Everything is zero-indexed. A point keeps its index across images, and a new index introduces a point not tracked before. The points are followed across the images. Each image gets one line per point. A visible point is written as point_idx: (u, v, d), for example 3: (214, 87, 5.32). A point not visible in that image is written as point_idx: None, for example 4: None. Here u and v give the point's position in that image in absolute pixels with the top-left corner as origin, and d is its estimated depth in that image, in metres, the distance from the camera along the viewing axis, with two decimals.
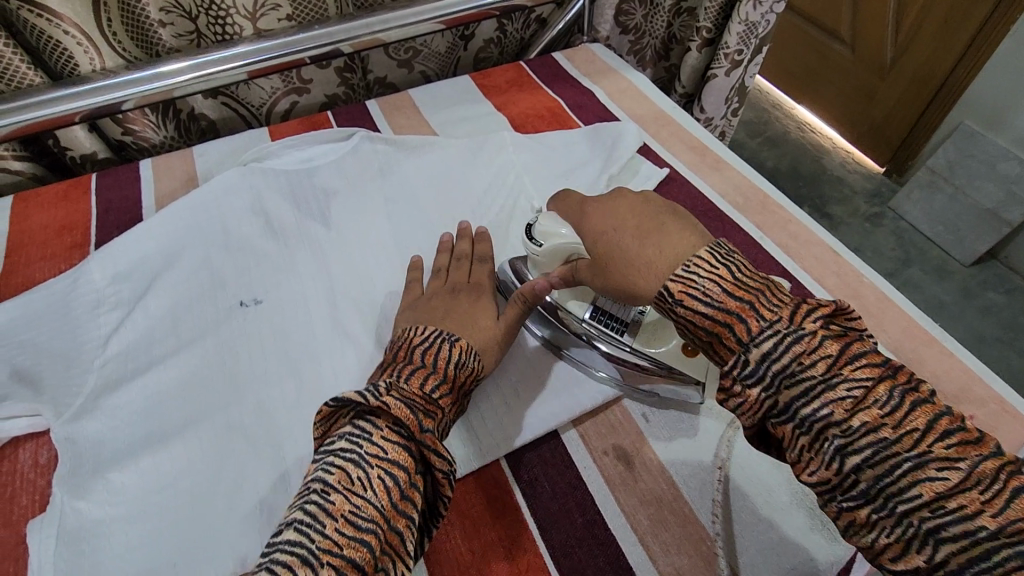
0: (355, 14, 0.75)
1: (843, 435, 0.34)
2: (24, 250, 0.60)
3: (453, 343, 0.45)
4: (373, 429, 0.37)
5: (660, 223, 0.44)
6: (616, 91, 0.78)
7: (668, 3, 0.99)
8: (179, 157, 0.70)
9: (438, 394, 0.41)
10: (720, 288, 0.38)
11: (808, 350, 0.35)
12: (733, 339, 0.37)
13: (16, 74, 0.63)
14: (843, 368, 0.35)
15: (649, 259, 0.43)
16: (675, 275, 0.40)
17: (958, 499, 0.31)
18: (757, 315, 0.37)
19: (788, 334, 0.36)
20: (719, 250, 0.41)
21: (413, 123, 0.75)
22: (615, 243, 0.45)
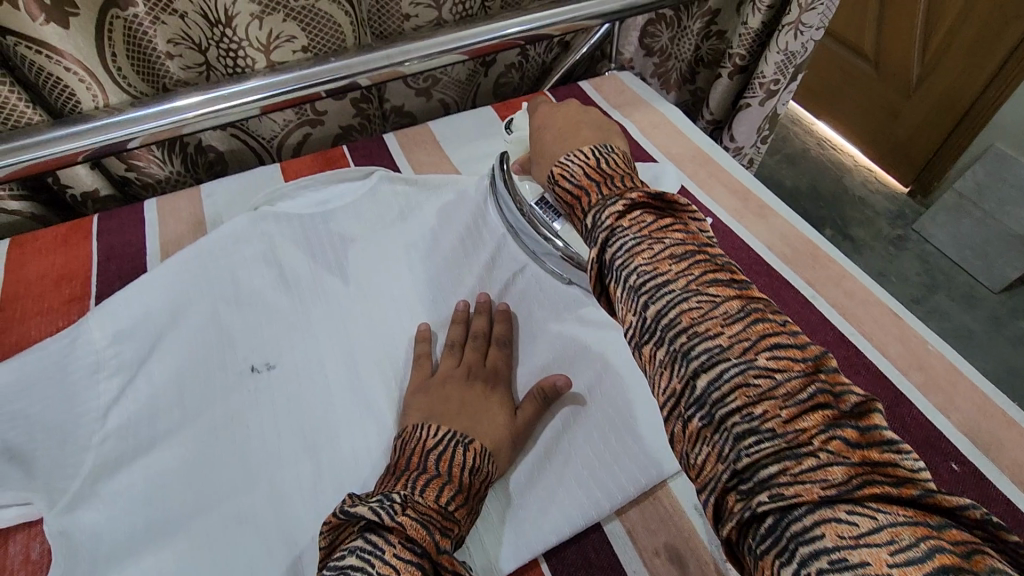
0: (375, 45, 0.71)
1: (687, 339, 0.32)
2: (18, 304, 0.56)
3: (467, 446, 0.43)
4: (385, 545, 0.34)
5: (578, 128, 0.52)
6: (648, 125, 0.74)
7: (699, 25, 0.94)
8: (186, 197, 0.66)
9: (454, 505, 0.39)
10: (582, 171, 0.43)
11: (620, 211, 0.37)
12: (581, 210, 0.41)
13: (13, 113, 0.59)
14: (653, 232, 0.36)
15: (549, 153, 0.52)
16: (558, 163, 0.45)
17: (764, 406, 0.29)
18: (600, 190, 0.40)
19: (610, 200, 0.38)
20: (602, 150, 0.45)
21: (434, 159, 0.71)
22: (538, 139, 0.54)
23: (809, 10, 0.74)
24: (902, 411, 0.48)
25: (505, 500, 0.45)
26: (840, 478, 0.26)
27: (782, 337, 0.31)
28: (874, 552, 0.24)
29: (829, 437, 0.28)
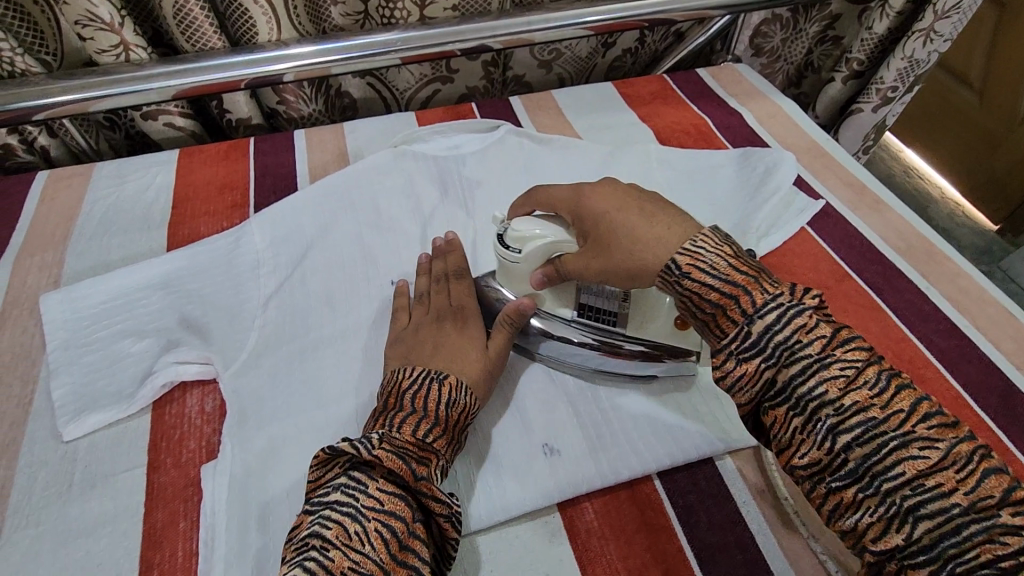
0: (515, 11, 0.76)
1: (836, 415, 0.35)
2: (189, 203, 0.64)
3: (440, 383, 0.44)
4: (367, 481, 0.38)
5: (646, 209, 0.46)
6: (765, 115, 0.76)
7: (815, 29, 0.96)
8: (331, 131, 0.72)
9: (433, 437, 0.41)
10: (725, 262, 0.40)
11: (806, 325, 0.37)
12: (739, 311, 0.38)
13: (202, 37, 0.66)
14: (835, 347, 0.36)
15: (660, 240, 0.43)
16: (683, 249, 0.41)
17: (937, 478, 0.32)
18: (761, 288, 0.38)
19: (788, 305, 0.37)
20: (716, 234, 0.42)
21: (555, 123, 0.75)
22: (615, 236, 0.45)
23: (944, 17, 0.76)
24: (1013, 403, 0.49)
25: (600, 419, 0.48)
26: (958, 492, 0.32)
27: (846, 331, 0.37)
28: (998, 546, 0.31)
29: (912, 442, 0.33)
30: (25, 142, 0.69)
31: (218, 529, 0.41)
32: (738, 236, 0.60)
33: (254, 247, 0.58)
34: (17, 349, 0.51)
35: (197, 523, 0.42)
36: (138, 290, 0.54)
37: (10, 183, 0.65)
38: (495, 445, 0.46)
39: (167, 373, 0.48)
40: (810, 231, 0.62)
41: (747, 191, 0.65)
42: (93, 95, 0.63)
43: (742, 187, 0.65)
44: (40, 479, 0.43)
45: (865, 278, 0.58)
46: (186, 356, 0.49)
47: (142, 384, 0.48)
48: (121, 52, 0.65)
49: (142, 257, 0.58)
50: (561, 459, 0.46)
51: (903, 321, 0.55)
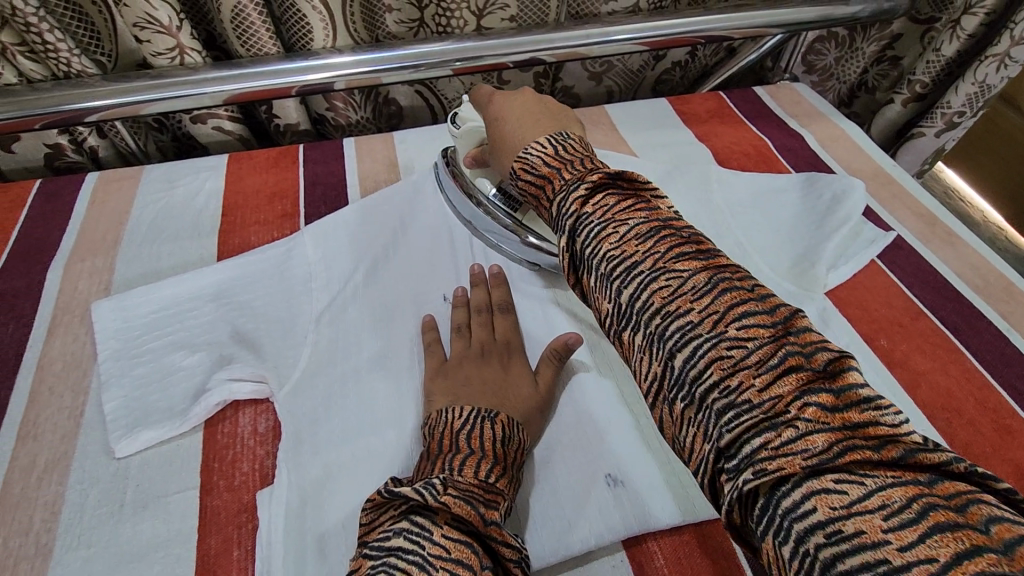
0: (571, 24, 0.74)
1: (634, 297, 0.32)
2: (239, 212, 0.63)
3: (494, 419, 0.42)
4: (432, 526, 0.33)
5: (535, 119, 0.47)
6: (826, 138, 0.74)
7: (872, 49, 0.92)
8: (381, 141, 0.71)
9: (494, 477, 0.38)
10: (543, 160, 0.41)
11: (583, 195, 0.35)
12: (546, 199, 0.40)
13: (257, 42, 0.65)
14: (614, 214, 0.34)
15: (512, 142, 0.47)
16: (517, 157, 0.42)
17: (739, 378, 0.28)
18: (559, 177, 0.39)
19: (572, 185, 0.36)
20: (557, 137, 0.43)
21: (609, 139, 0.73)
22: (499, 138, 0.49)
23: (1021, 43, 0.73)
24: None
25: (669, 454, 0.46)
26: (819, 446, 0.25)
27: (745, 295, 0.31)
28: (867, 519, 0.23)
29: (803, 404, 0.26)
30: (76, 142, 0.68)
31: (275, 563, 0.39)
32: (807, 267, 0.58)
33: (306, 259, 0.56)
34: (67, 357, 0.50)
35: (253, 552, 0.40)
36: (189, 300, 0.53)
37: (61, 183, 0.64)
38: (558, 479, 0.44)
39: (220, 392, 0.47)
40: (880, 263, 0.60)
41: (813, 219, 0.62)
42: (147, 98, 0.63)
43: (808, 214, 0.63)
44: (93, 496, 0.42)
45: (940, 316, 0.55)
46: (240, 373, 0.48)
47: (196, 401, 0.46)
48: (176, 55, 0.64)
49: (192, 266, 0.57)
50: (627, 493, 0.43)
51: (982, 365, 0.52)
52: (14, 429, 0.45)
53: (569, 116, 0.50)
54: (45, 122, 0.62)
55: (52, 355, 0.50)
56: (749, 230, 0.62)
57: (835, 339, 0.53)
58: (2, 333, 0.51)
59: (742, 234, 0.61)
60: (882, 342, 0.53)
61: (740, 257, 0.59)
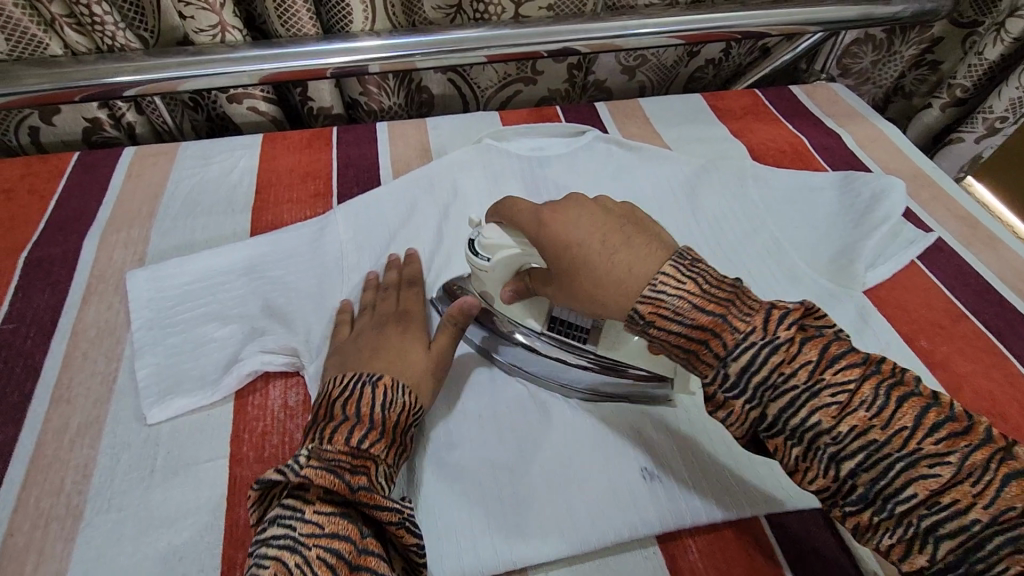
0: (609, 15, 0.73)
1: (836, 442, 0.32)
2: (273, 190, 0.63)
3: (374, 383, 0.41)
4: (302, 507, 0.35)
5: (625, 240, 0.38)
6: (865, 139, 0.73)
7: (911, 53, 0.90)
8: (414, 126, 0.71)
9: (370, 442, 0.38)
10: (690, 303, 0.35)
11: (779, 361, 0.33)
12: (711, 355, 0.35)
13: (296, 23, 0.66)
14: (823, 373, 0.33)
15: (619, 278, 0.37)
16: (643, 295, 0.36)
17: (950, 494, 0.30)
18: (731, 328, 0.34)
19: (762, 341, 0.33)
20: (681, 260, 0.36)
21: (643, 132, 0.72)
22: (584, 266, 0.38)
23: None
24: None
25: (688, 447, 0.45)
26: None
27: (836, 343, 0.34)
28: None
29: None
30: (113, 117, 0.69)
31: None
32: (845, 265, 0.57)
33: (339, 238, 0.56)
34: (101, 325, 0.50)
35: None
36: (223, 273, 0.53)
37: (99, 156, 0.65)
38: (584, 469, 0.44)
39: (252, 362, 0.47)
40: (920, 265, 0.58)
41: (852, 217, 0.61)
42: (186, 74, 0.63)
43: (846, 212, 0.62)
44: (125, 460, 0.42)
45: (983, 320, 0.54)
46: (273, 345, 0.48)
47: (228, 370, 0.46)
48: (218, 33, 0.64)
49: (226, 240, 0.58)
50: (660, 489, 0.43)
51: None
52: (48, 392, 0.46)
53: (644, 215, 0.41)
54: (85, 94, 0.62)
55: (87, 322, 0.50)
56: (785, 227, 0.61)
57: (874, 339, 0.51)
58: (38, 298, 0.52)
59: (778, 231, 0.61)
60: (922, 343, 0.52)
61: (775, 253, 0.58)
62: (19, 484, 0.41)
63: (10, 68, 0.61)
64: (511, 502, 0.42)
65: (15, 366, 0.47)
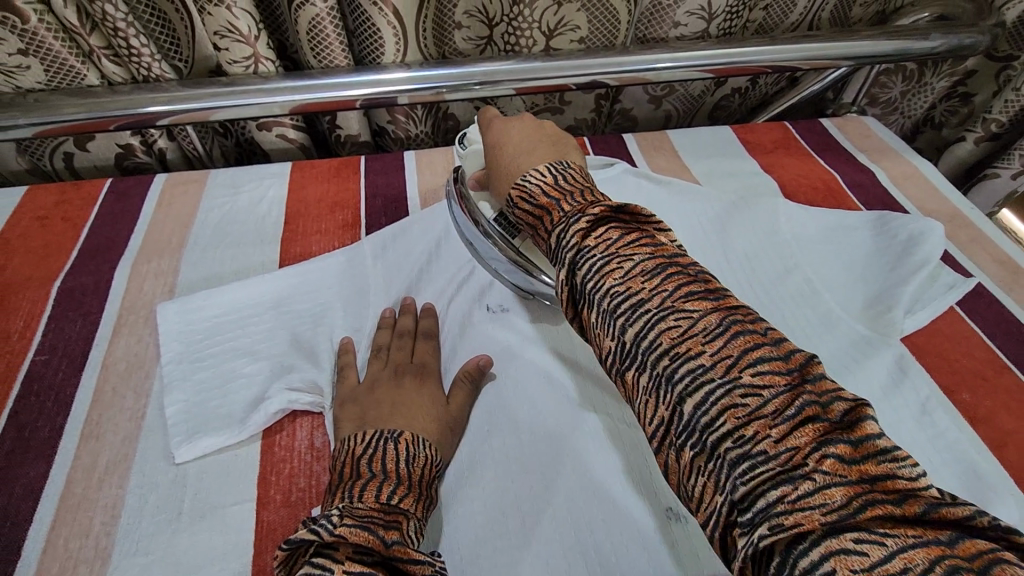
0: (639, 49, 0.73)
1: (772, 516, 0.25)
2: (302, 220, 0.63)
3: (396, 440, 0.41)
4: (331, 565, 0.32)
5: (533, 146, 0.48)
6: (899, 175, 0.72)
7: (943, 85, 0.89)
8: (442, 155, 0.71)
9: (399, 498, 0.38)
10: (541, 189, 0.41)
11: (584, 230, 0.35)
12: (545, 229, 0.39)
13: (328, 55, 0.66)
14: (617, 248, 0.34)
15: (512, 167, 0.47)
16: (516, 182, 0.43)
17: None
18: (559, 208, 0.38)
19: (573, 216, 0.37)
20: (557, 164, 0.43)
21: (671, 165, 0.72)
22: (499, 158, 0.49)
23: None
24: None
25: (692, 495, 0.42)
26: None
27: (764, 348, 0.29)
28: None
29: None
30: (145, 144, 0.70)
31: None
32: (881, 311, 0.55)
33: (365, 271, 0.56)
34: (131, 358, 0.50)
35: None
36: (251, 306, 0.53)
37: (131, 183, 0.65)
38: (614, 507, 0.41)
39: (280, 400, 0.47)
40: (960, 311, 0.57)
41: (888, 259, 0.60)
42: (219, 104, 0.64)
43: (881, 253, 0.60)
44: (152, 501, 0.42)
45: None
46: (301, 384, 0.48)
47: (255, 409, 0.46)
48: (251, 64, 0.65)
49: (254, 272, 0.58)
50: (691, 527, 0.41)
51: None
52: (77, 428, 0.46)
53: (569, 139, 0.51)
54: (119, 124, 0.63)
55: (116, 354, 0.51)
56: (818, 268, 0.60)
57: (912, 390, 0.50)
58: (69, 330, 0.52)
59: (811, 272, 0.59)
60: (964, 396, 0.51)
61: (808, 295, 0.57)
62: (48, 523, 0.41)
63: (48, 98, 0.62)
64: (536, 547, 0.40)
65: (46, 400, 0.47)
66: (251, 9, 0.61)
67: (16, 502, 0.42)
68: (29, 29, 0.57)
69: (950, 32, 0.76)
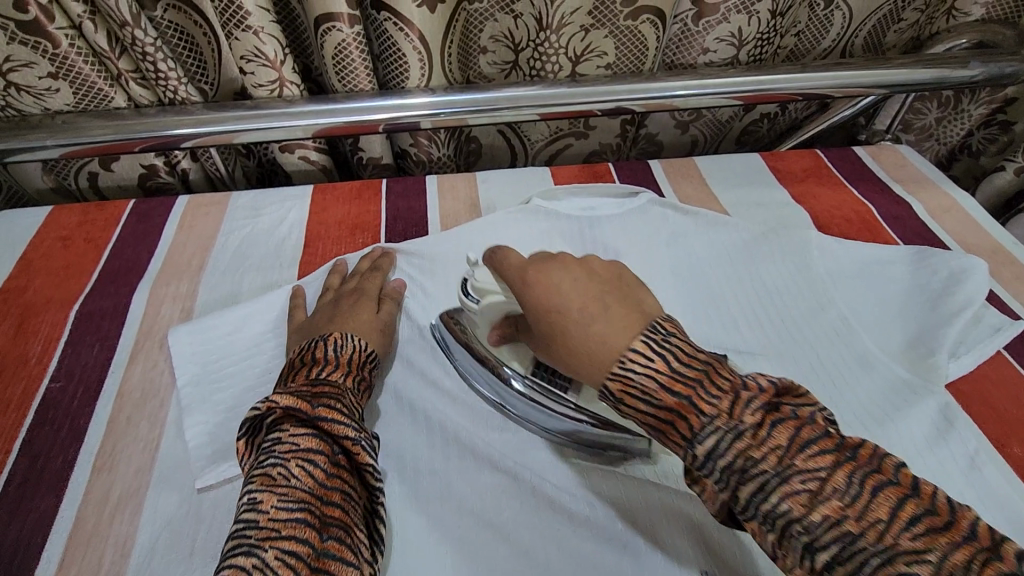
0: (667, 75, 0.72)
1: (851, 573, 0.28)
2: (322, 244, 0.62)
3: (325, 339, 0.46)
4: (278, 432, 0.38)
5: (605, 308, 0.37)
6: (937, 208, 0.69)
7: (981, 112, 0.86)
8: (464, 180, 0.70)
9: (328, 375, 0.43)
10: (655, 381, 0.33)
11: (747, 444, 0.31)
12: (679, 436, 0.33)
13: (353, 79, 0.66)
14: (794, 459, 0.30)
15: (593, 350, 0.36)
16: (612, 373, 0.34)
17: None
18: (697, 410, 0.32)
19: (728, 426, 0.31)
20: (653, 334, 0.35)
21: (699, 193, 0.70)
22: (562, 328, 0.38)
23: None
24: None
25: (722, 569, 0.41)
26: None
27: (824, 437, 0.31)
28: None
29: None
30: (169, 164, 0.70)
31: None
32: (922, 356, 0.53)
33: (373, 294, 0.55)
34: (145, 386, 0.50)
35: None
36: (268, 334, 0.52)
37: (153, 205, 0.65)
38: None
39: None
40: (1007, 355, 0.54)
41: (929, 299, 0.57)
42: (242, 128, 0.63)
43: (920, 293, 0.58)
44: (162, 540, 0.41)
45: None
46: None
47: None
48: (276, 88, 0.65)
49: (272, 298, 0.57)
50: None
51: None
52: (90, 458, 0.45)
53: (625, 275, 0.41)
54: (144, 146, 0.63)
55: (131, 383, 0.50)
56: (855, 306, 0.57)
57: (960, 443, 0.47)
58: (86, 355, 0.51)
59: (847, 309, 0.57)
60: (1015, 449, 0.48)
61: (845, 335, 0.54)
62: (57, 560, 0.40)
63: (75, 120, 0.62)
64: None
65: (60, 429, 0.46)
66: (278, 35, 0.61)
67: (26, 536, 0.41)
68: (61, 53, 0.58)
69: (992, 60, 0.74)
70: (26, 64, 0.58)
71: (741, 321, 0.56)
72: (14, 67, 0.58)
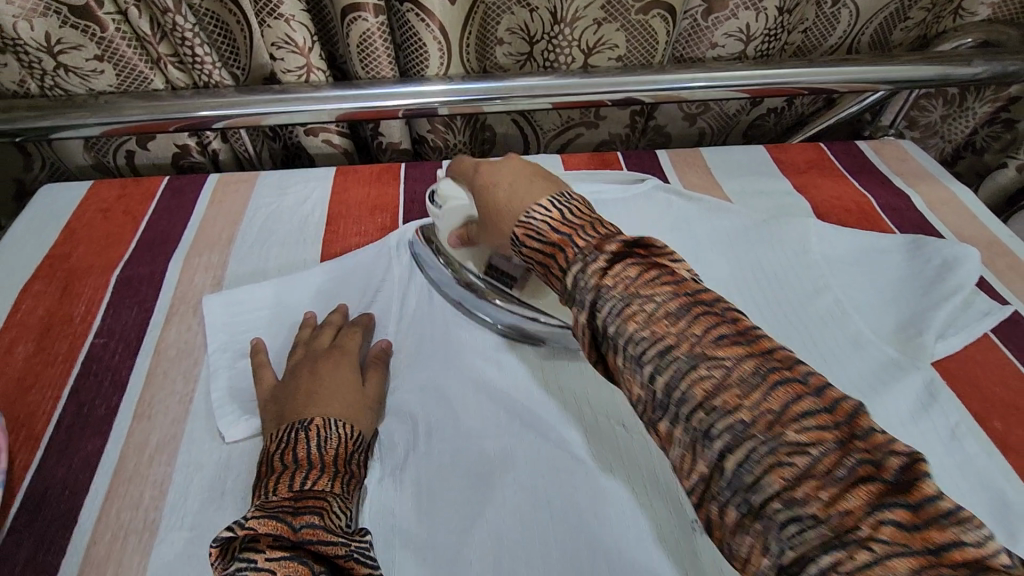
0: (675, 68, 0.75)
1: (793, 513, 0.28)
2: (343, 221, 0.66)
3: (306, 428, 0.44)
4: (254, 554, 0.36)
5: (530, 180, 0.45)
6: (935, 200, 0.71)
7: (985, 110, 0.88)
8: None
9: (312, 482, 0.42)
10: (548, 225, 0.40)
11: (602, 267, 0.36)
12: (557, 267, 0.40)
13: (375, 66, 0.69)
14: (637, 288, 0.35)
15: (511, 210, 0.44)
16: (518, 220, 0.42)
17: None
18: (573, 245, 0.39)
19: (589, 255, 0.37)
20: (559, 197, 0.42)
21: (703, 182, 0.73)
22: (490, 202, 0.46)
23: None
24: None
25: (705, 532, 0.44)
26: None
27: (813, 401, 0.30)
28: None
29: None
30: (201, 144, 0.74)
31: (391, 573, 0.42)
32: (911, 336, 0.55)
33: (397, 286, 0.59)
34: (181, 345, 0.54)
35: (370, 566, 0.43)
36: (254, 343, 0.53)
37: (186, 181, 0.69)
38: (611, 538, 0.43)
39: None
40: (994, 338, 0.57)
41: (921, 285, 0.59)
42: (271, 110, 0.67)
43: (914, 278, 0.60)
44: (197, 480, 0.45)
45: None
46: None
47: None
48: (304, 73, 0.68)
49: (296, 269, 0.61)
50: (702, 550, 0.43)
51: None
52: (131, 407, 0.49)
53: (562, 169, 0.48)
54: (179, 125, 0.67)
55: (168, 341, 0.54)
56: (848, 290, 0.60)
57: (942, 416, 0.50)
58: (126, 316, 0.55)
59: (840, 293, 0.60)
60: (995, 424, 0.50)
61: (838, 316, 0.57)
62: (102, 495, 0.44)
63: (117, 99, 0.66)
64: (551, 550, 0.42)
65: (104, 380, 0.51)
66: (307, 23, 0.64)
67: (76, 473, 0.45)
68: (106, 37, 0.63)
69: (994, 59, 0.76)
70: (74, 46, 0.63)
71: (739, 301, 0.59)
72: (64, 49, 0.63)
